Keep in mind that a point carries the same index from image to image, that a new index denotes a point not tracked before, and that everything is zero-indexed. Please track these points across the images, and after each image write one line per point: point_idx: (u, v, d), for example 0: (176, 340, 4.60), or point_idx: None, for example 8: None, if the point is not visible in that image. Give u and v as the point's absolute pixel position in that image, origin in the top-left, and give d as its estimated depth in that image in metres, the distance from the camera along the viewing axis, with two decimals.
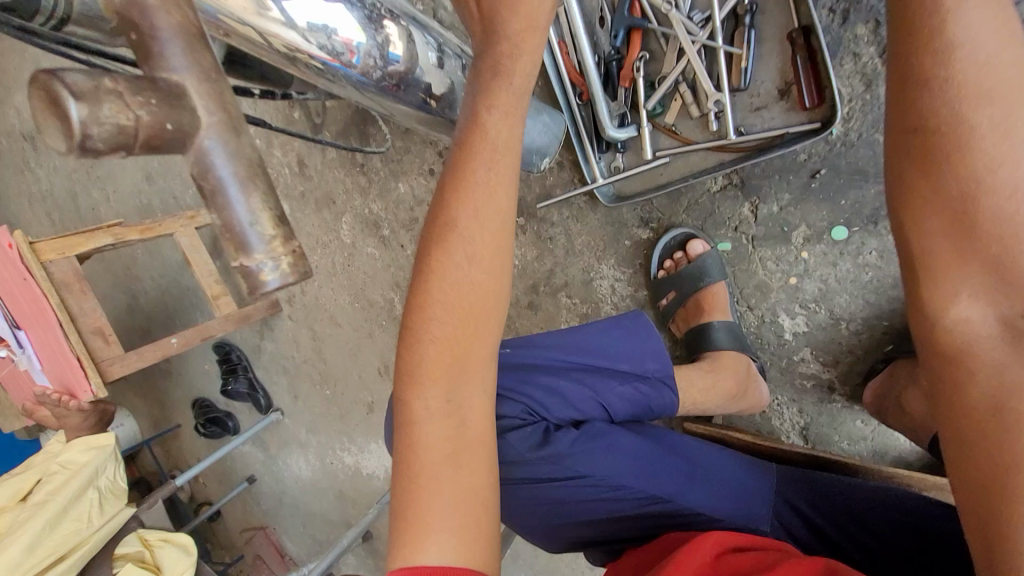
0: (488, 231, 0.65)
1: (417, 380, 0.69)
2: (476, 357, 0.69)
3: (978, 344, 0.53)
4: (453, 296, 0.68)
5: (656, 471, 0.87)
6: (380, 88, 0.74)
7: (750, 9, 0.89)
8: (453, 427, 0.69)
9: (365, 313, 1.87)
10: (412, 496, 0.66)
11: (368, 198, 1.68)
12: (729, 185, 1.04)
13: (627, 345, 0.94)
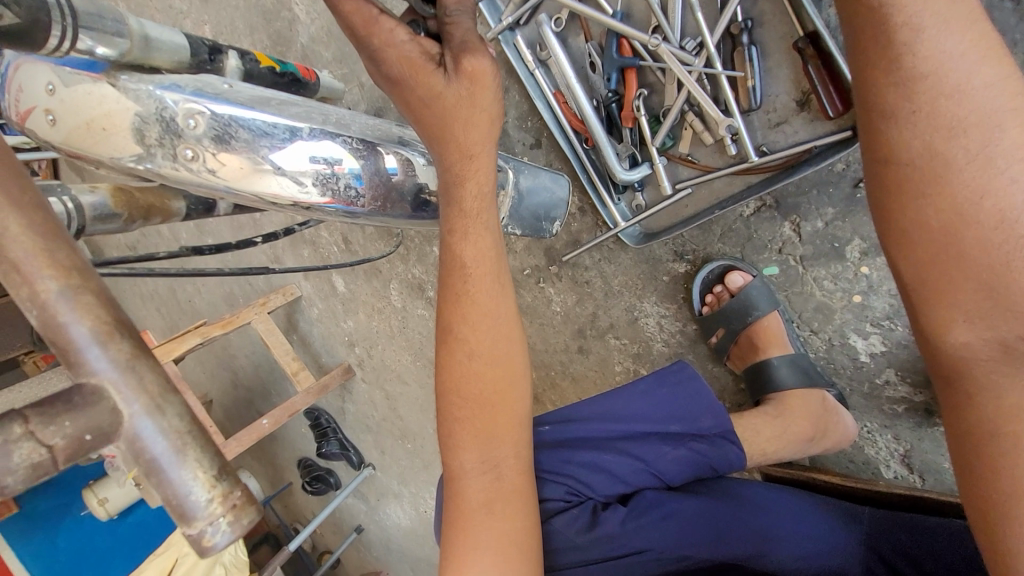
0: (488, 331, 0.66)
1: (452, 440, 0.69)
2: (503, 425, 0.68)
3: (982, 372, 0.52)
4: (468, 384, 0.67)
5: (725, 535, 0.80)
6: (372, 210, 0.75)
7: (745, 26, 0.81)
8: (490, 483, 0.68)
9: (428, 369, 1.92)
10: (456, 545, 0.66)
11: (409, 264, 1.73)
12: (764, 207, 0.95)
13: (676, 402, 0.87)
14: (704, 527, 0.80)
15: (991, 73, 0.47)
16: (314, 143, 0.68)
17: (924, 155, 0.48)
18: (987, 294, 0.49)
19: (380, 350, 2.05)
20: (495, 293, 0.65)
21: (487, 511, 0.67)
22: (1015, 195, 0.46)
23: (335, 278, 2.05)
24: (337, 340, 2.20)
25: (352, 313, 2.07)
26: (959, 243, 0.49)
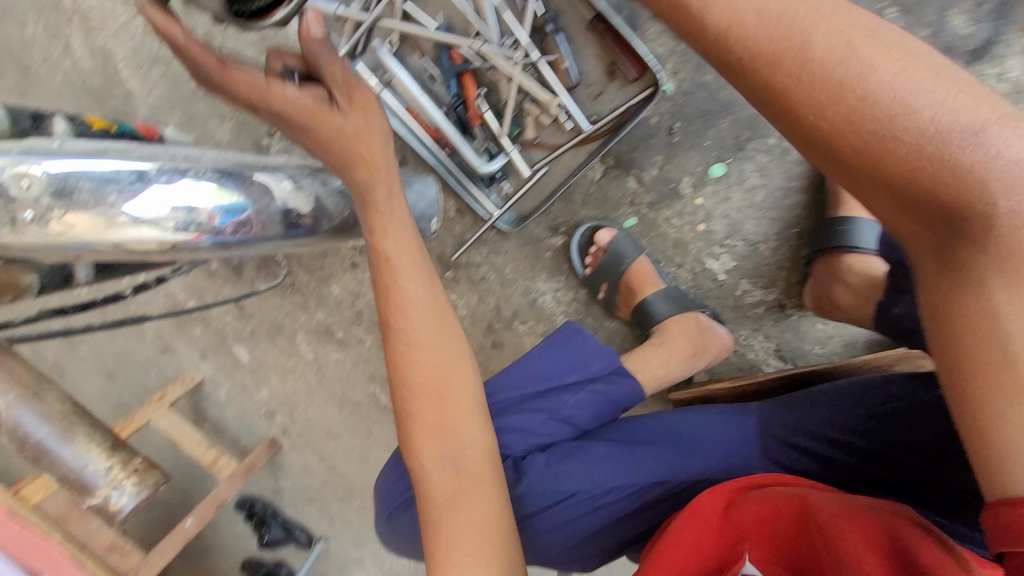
0: (426, 319, 0.70)
1: (413, 437, 0.70)
2: (456, 411, 0.71)
3: (883, 211, 0.45)
4: (416, 379, 0.70)
5: (641, 459, 0.89)
6: (244, 239, 0.76)
7: (547, 18, 0.96)
8: (457, 470, 0.69)
9: (356, 415, 1.86)
10: (436, 543, 0.66)
11: (311, 311, 1.70)
12: (609, 168, 1.08)
13: (576, 352, 0.95)
14: (624, 454, 0.89)
15: None
16: (170, 184, 0.68)
17: (768, 37, 0.43)
18: (855, 133, 0.43)
19: (302, 410, 1.96)
20: (431, 288, 0.70)
21: (457, 501, 0.68)
22: (826, 32, 0.43)
23: (235, 350, 1.94)
24: (253, 415, 2.06)
25: (262, 380, 1.97)
26: (850, 112, 0.42)
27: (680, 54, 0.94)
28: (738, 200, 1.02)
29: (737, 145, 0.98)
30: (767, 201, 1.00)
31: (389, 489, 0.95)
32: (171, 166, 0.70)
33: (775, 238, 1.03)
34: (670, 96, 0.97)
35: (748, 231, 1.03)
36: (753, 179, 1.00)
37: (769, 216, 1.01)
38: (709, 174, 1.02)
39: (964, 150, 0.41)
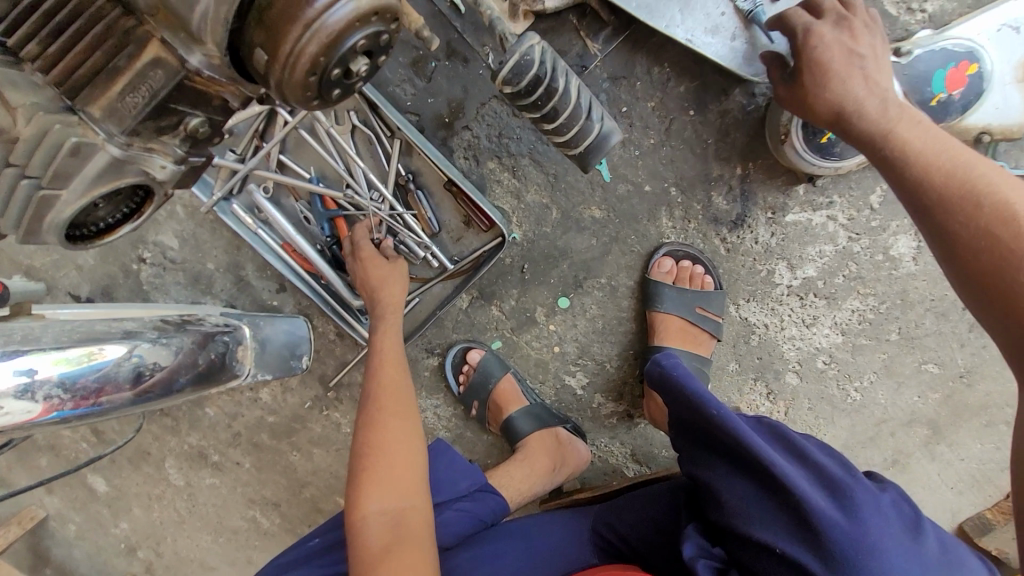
0: (406, 404, 0.97)
1: (365, 488, 0.88)
2: (413, 474, 0.91)
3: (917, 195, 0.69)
4: (394, 439, 0.92)
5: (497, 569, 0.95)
6: (91, 407, 0.75)
7: (408, 177, 1.10)
8: (398, 526, 0.86)
9: (233, 543, 1.71)
10: None
11: (182, 435, 1.59)
12: (474, 298, 1.20)
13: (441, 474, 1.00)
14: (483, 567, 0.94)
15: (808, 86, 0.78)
16: (12, 359, 0.70)
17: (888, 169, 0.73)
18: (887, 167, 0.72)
19: (169, 543, 1.78)
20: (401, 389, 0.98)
21: (391, 552, 0.83)
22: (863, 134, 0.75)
23: (91, 481, 1.74)
24: (108, 554, 1.82)
25: (121, 513, 1.77)
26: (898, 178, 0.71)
27: (522, 211, 1.09)
28: (584, 326, 1.16)
29: (576, 283, 1.12)
30: (608, 325, 1.15)
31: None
32: (16, 346, 0.71)
33: (618, 357, 1.17)
34: (518, 242, 1.12)
35: (596, 351, 1.18)
36: (592, 309, 1.14)
37: (610, 339, 1.16)
38: (558, 305, 1.16)
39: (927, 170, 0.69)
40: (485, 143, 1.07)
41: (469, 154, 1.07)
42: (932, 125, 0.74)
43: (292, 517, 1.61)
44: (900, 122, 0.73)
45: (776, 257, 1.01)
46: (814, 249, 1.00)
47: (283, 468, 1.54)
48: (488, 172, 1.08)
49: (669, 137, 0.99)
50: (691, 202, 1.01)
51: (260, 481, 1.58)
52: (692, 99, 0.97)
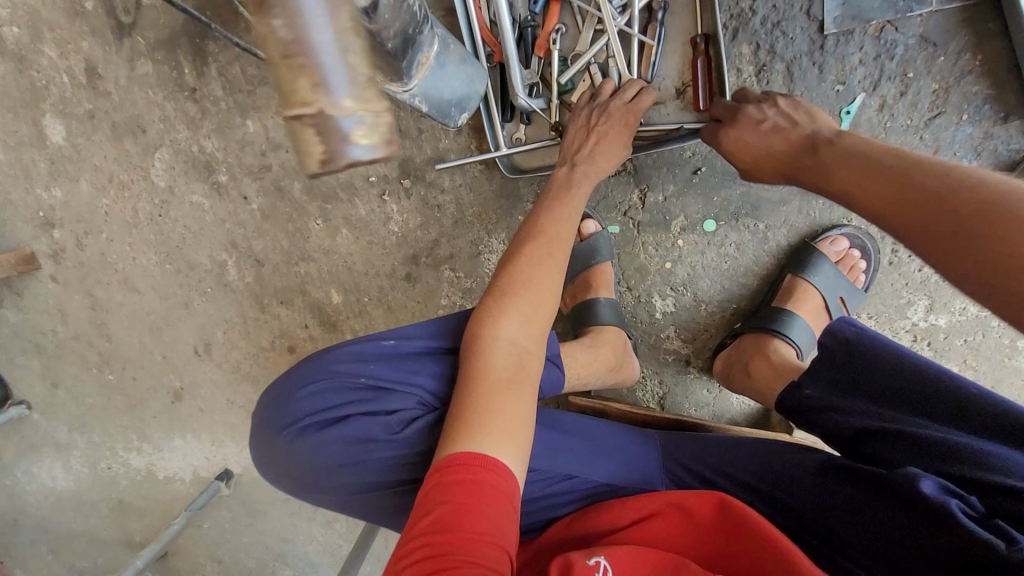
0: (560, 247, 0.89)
1: (488, 326, 0.80)
2: (542, 317, 0.83)
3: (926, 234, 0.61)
4: (537, 281, 0.85)
5: (556, 451, 0.90)
6: None
7: (662, 6, 0.95)
8: (514, 366, 0.78)
9: (180, 277, 1.49)
10: (465, 419, 0.72)
11: (198, 133, 1.32)
12: (623, 171, 1.10)
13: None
14: (543, 442, 0.90)
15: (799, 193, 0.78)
16: None
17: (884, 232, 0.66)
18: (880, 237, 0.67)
19: (102, 239, 1.52)
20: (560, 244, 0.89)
21: (507, 389, 0.75)
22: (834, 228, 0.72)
23: (48, 123, 1.43)
24: (23, 213, 1.54)
25: (64, 177, 1.47)
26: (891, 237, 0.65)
27: None
28: (708, 258, 1.11)
29: (736, 214, 1.07)
30: (729, 271, 1.12)
31: (294, 403, 0.87)
32: None
33: (717, 303, 1.14)
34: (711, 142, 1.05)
35: (701, 287, 1.13)
36: (730, 249, 1.10)
37: (724, 283, 1.13)
38: (701, 226, 1.10)
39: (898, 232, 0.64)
40: (757, 25, 0.95)
41: (732, 24, 0.96)
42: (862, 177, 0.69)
43: (267, 284, 1.43)
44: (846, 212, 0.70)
45: (924, 293, 1.03)
46: (961, 302, 1.03)
47: (293, 229, 1.35)
48: (736, 54, 0.97)
49: (925, 128, 0.94)
50: None
51: (257, 229, 1.37)
52: (973, 106, 0.92)
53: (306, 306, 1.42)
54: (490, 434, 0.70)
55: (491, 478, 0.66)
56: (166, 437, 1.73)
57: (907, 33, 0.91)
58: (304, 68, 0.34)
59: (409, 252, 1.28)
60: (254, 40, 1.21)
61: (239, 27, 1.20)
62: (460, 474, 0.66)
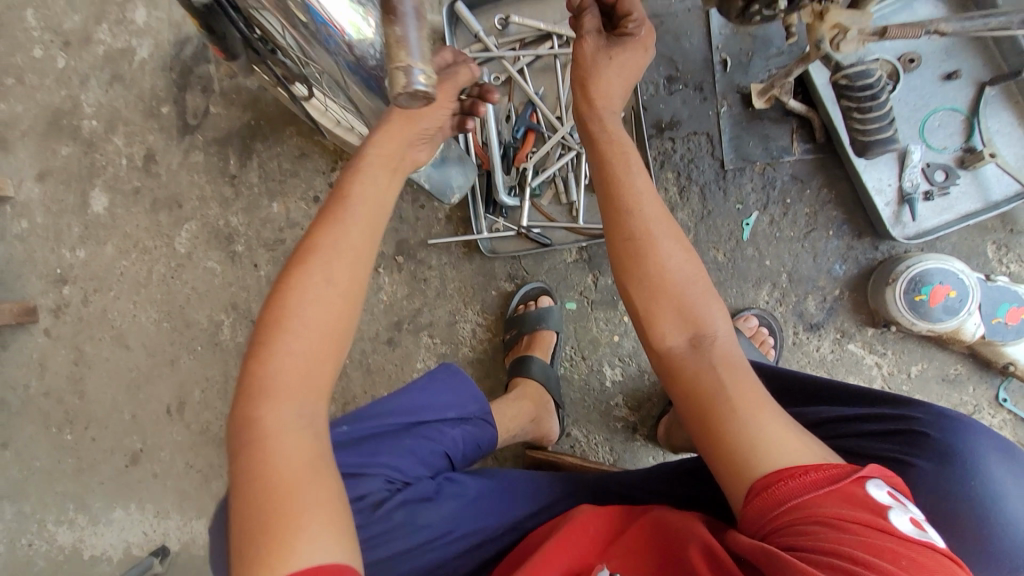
0: (334, 259, 0.75)
1: (276, 387, 0.70)
2: (293, 316, 0.72)
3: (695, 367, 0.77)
4: (312, 301, 0.73)
5: (487, 507, 0.96)
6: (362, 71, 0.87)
7: None
8: (312, 433, 0.70)
9: (174, 334, 1.61)
10: (259, 476, 0.66)
11: (228, 210, 1.56)
12: (580, 259, 1.37)
13: (443, 403, 1.05)
14: (470, 501, 0.96)
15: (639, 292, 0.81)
16: None
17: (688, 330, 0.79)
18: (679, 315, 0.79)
19: (108, 296, 1.65)
20: (383, 204, 0.81)
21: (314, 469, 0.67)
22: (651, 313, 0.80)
23: (94, 195, 1.66)
24: (39, 270, 1.69)
25: (92, 240, 1.66)
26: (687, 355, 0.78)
27: None
28: None
29: None
30: None
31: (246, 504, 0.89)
32: None
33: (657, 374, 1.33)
34: None
35: (644, 359, 1.33)
36: None
37: None
38: None
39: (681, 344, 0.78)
40: (678, 159, 1.30)
41: (659, 157, 1.30)
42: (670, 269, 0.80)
43: None
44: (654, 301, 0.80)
45: (824, 369, 1.24)
46: (853, 379, 1.23)
47: None
48: (664, 178, 1.30)
49: (804, 239, 1.26)
50: (790, 292, 1.26)
51: (259, 293, 1.55)
52: (835, 225, 1.25)
53: None
54: (306, 503, 0.64)
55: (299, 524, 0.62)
56: (106, 508, 1.66)
57: (782, 172, 1.27)
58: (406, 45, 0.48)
59: (393, 318, 1.45)
60: (295, 144, 1.53)
61: (285, 135, 1.52)
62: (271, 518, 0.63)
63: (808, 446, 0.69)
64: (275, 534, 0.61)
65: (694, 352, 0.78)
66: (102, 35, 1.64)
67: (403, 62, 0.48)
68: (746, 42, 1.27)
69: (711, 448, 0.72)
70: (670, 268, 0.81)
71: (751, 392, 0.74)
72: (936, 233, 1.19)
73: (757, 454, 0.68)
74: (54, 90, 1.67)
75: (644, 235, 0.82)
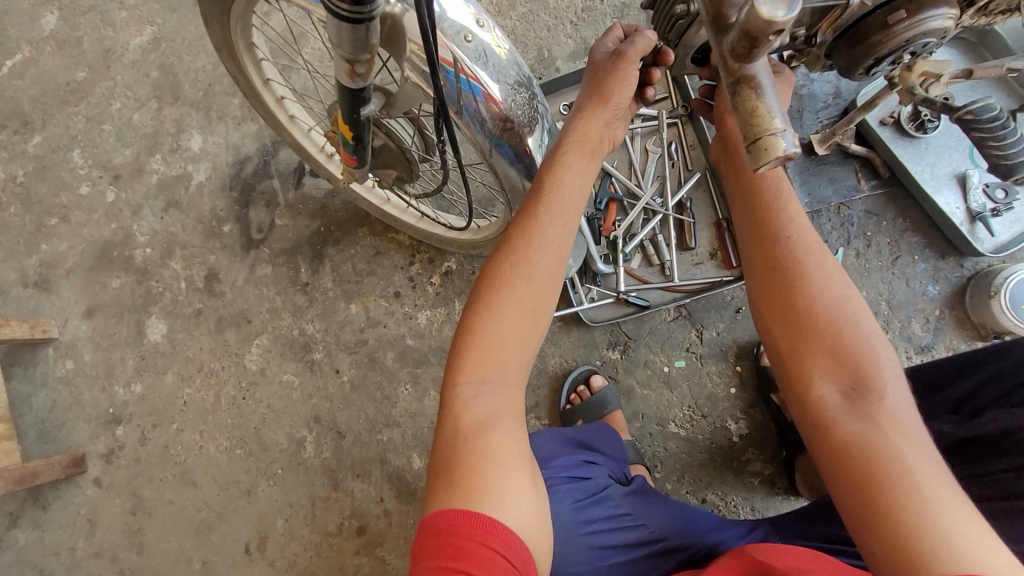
0: (543, 275, 0.79)
1: (460, 362, 0.76)
2: (501, 329, 0.77)
3: (838, 415, 0.72)
4: (528, 293, 0.78)
5: (671, 513, 1.02)
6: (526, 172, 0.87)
7: (689, 201, 1.40)
8: (500, 415, 0.73)
9: (249, 460, 1.48)
10: (444, 462, 0.70)
11: (302, 318, 1.52)
12: (680, 316, 1.38)
13: (606, 442, 1.15)
14: (660, 506, 1.03)
15: (779, 319, 0.80)
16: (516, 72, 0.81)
17: (841, 371, 0.74)
18: (834, 358, 0.75)
19: (169, 430, 1.52)
20: (581, 187, 0.82)
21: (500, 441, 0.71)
22: (792, 344, 0.78)
23: (150, 324, 1.58)
24: (87, 412, 1.55)
25: (149, 371, 1.56)
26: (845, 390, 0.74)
27: None
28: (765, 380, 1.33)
29: None
30: None
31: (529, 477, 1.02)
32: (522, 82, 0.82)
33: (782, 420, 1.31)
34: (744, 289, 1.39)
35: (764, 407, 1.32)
36: None
37: None
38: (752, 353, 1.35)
39: (826, 385, 0.74)
40: None
41: None
42: (815, 302, 0.78)
43: (345, 457, 1.45)
44: (811, 333, 0.77)
45: None
46: None
47: (381, 396, 1.47)
48: None
49: (893, 267, 1.32)
50: (893, 317, 1.30)
51: (344, 401, 1.48)
52: (919, 249, 1.32)
53: (384, 476, 1.44)
54: (502, 496, 0.66)
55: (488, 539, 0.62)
56: None
57: (856, 208, 1.35)
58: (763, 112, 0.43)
59: None
60: (369, 244, 1.54)
61: (359, 238, 1.54)
62: (444, 538, 0.63)
63: (988, 548, 0.59)
64: (466, 493, 0.65)
65: (848, 409, 0.72)
66: (155, 165, 1.64)
67: (775, 129, 0.43)
68: (794, 100, 1.38)
69: (862, 516, 0.65)
70: (823, 298, 0.78)
71: (923, 470, 0.64)
72: (1014, 245, 1.26)
73: (922, 533, 0.61)
74: (103, 224, 1.62)
75: (789, 267, 0.80)
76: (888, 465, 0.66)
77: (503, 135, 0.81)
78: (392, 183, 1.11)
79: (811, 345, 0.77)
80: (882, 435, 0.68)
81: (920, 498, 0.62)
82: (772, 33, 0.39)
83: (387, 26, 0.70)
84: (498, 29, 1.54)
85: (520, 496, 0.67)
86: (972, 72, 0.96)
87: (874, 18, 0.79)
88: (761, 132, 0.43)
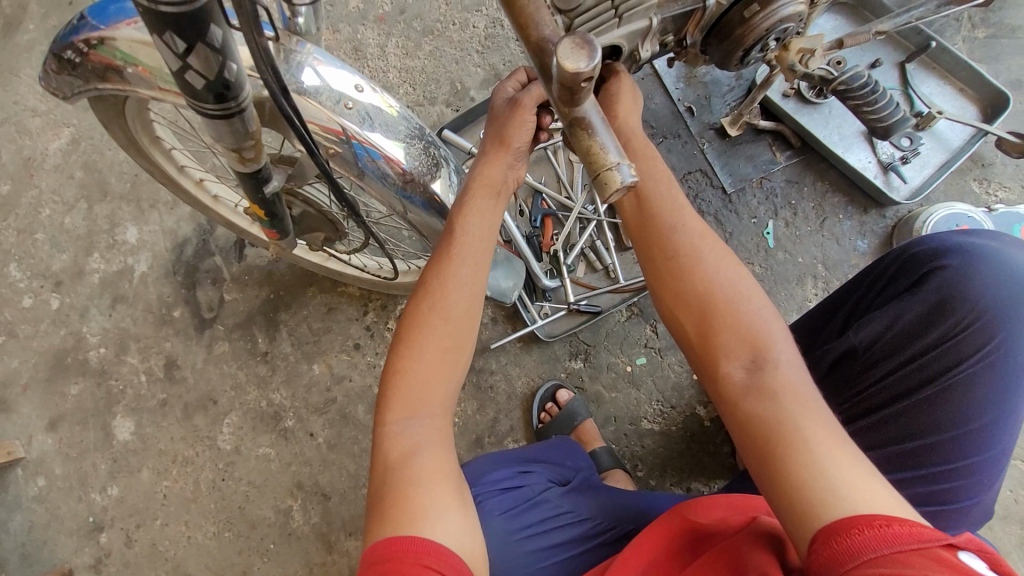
0: (458, 305, 0.80)
1: (387, 401, 0.77)
2: (426, 371, 0.78)
3: (744, 390, 0.75)
4: (440, 334, 0.79)
5: (622, 501, 0.97)
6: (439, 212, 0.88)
7: None
8: (434, 450, 0.74)
9: (240, 540, 1.46)
10: (382, 497, 0.71)
11: (268, 389, 1.51)
12: (632, 314, 1.41)
13: (557, 451, 1.07)
14: (611, 497, 0.97)
15: (675, 300, 0.83)
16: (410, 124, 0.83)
17: (739, 346, 0.78)
18: (733, 333, 0.79)
19: (154, 527, 1.49)
20: (490, 225, 0.84)
21: (433, 480, 0.71)
22: (694, 320, 0.81)
23: (116, 424, 1.55)
24: (67, 527, 1.52)
25: (124, 472, 1.53)
26: (745, 362, 0.77)
27: None
28: None
29: None
30: None
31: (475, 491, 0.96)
32: (417, 132, 0.84)
33: None
34: None
35: None
36: None
37: None
38: None
39: (729, 360, 0.78)
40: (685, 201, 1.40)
41: None
42: (712, 282, 0.81)
43: (335, 518, 1.45)
44: (710, 308, 0.81)
45: None
46: None
47: (360, 450, 1.47)
48: None
49: (821, 229, 1.37)
50: (831, 278, 1.35)
51: (323, 462, 1.47)
52: (842, 208, 1.37)
53: None
54: (439, 519, 0.68)
55: (431, 561, 0.64)
56: None
57: (777, 180, 1.40)
58: (601, 148, 0.46)
59: (472, 438, 1.37)
60: (320, 302, 1.55)
61: (310, 297, 1.55)
62: (387, 561, 0.64)
63: (890, 505, 0.63)
64: (396, 518, 0.68)
65: (751, 383, 0.75)
66: (94, 264, 1.63)
67: (611, 163, 0.46)
68: (700, 87, 1.44)
69: (775, 490, 0.68)
70: (719, 272, 0.82)
71: (815, 432, 0.69)
72: (927, 189, 1.32)
73: (825, 495, 0.65)
74: (51, 333, 1.60)
75: (685, 252, 0.83)
76: (791, 433, 0.70)
77: (407, 188, 0.83)
78: (322, 245, 1.12)
79: (712, 322, 0.80)
80: (782, 405, 0.72)
81: (819, 463, 0.67)
82: (584, 82, 0.43)
83: (268, 109, 0.73)
84: (409, 70, 1.57)
85: (451, 511, 0.69)
86: (842, 42, 1.01)
87: (734, 14, 0.83)
88: (600, 169, 0.46)
